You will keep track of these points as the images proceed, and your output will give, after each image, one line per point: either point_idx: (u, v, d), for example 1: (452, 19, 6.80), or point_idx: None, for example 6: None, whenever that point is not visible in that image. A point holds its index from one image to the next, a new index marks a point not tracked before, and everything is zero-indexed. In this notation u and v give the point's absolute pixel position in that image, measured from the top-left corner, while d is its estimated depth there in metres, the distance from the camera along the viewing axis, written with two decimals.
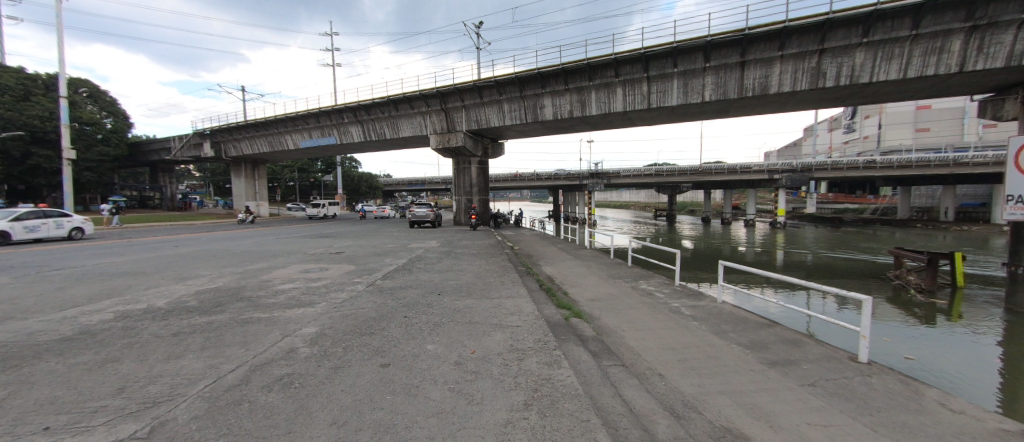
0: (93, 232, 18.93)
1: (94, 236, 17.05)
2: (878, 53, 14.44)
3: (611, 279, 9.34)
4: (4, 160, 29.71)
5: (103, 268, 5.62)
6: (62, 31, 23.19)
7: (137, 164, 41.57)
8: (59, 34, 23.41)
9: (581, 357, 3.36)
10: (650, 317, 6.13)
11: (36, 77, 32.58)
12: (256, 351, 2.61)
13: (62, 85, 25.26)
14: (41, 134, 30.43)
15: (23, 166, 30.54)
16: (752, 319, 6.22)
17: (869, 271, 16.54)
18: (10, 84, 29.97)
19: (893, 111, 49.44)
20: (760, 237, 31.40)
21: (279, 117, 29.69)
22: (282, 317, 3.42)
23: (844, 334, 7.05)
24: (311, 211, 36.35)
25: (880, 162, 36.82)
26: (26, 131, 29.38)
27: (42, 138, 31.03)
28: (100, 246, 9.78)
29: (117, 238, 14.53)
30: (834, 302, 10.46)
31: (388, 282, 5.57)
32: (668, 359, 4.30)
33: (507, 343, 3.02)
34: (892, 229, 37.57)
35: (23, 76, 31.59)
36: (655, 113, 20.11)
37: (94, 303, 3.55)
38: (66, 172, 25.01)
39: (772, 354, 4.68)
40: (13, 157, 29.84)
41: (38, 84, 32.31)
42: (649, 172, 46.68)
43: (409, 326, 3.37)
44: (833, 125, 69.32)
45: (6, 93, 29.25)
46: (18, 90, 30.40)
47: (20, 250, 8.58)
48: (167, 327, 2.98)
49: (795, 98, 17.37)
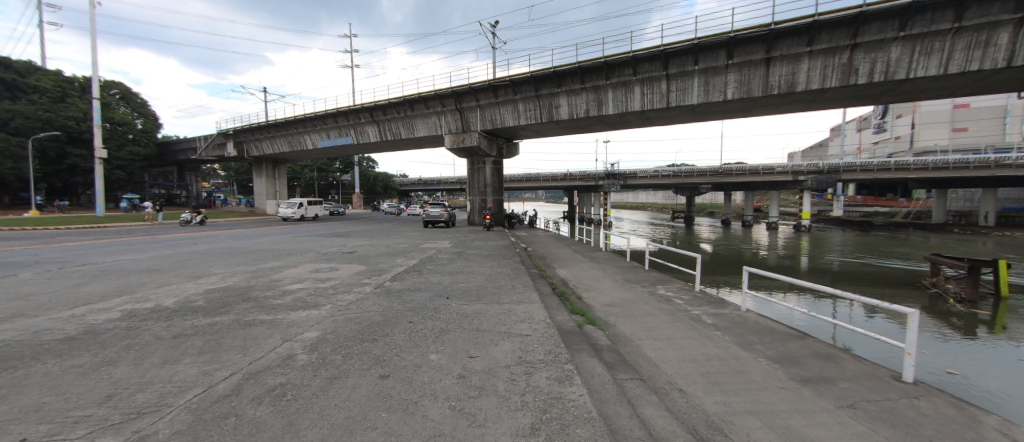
0: (123, 228, 19.93)
1: (125, 231, 18.07)
2: (916, 48, 13.51)
3: (627, 283, 8.97)
4: (43, 159, 31.65)
5: (122, 264, 5.77)
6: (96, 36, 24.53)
7: (165, 164, 43.56)
8: (93, 42, 24.81)
9: (596, 371, 3.11)
10: (670, 325, 5.79)
11: (74, 80, 34.69)
12: (254, 357, 2.50)
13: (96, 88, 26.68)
14: (77, 135, 32.30)
15: (60, 165, 32.42)
16: (779, 330, 5.80)
17: (905, 278, 15.46)
18: (50, 86, 32.07)
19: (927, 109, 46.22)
20: (784, 241, 29.97)
21: (299, 117, 30.50)
22: (286, 320, 3.33)
23: (873, 347, 6.52)
24: (285, 212, 29.51)
25: (914, 163, 34.80)
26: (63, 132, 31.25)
27: (77, 138, 32.86)
28: (125, 243, 10.21)
29: (142, 234, 15.21)
30: (862, 311, 9.80)
31: (397, 283, 5.46)
32: (690, 372, 3.99)
33: (516, 355, 2.81)
34: (927, 234, 35.45)
35: (62, 79, 33.71)
36: (674, 112, 19.41)
37: (105, 300, 3.57)
38: (99, 170, 26.36)
39: (804, 370, 4.30)
40: (50, 156, 31.70)
41: (75, 87, 34.39)
42: (666, 173, 45.64)
43: (413, 332, 3.21)
44: (863, 125, 65.88)
45: (45, 95, 31.34)
46: (56, 92, 32.41)
47: (52, 246, 9.08)
48: (169, 329, 2.93)
49: (825, 96, 16.41)
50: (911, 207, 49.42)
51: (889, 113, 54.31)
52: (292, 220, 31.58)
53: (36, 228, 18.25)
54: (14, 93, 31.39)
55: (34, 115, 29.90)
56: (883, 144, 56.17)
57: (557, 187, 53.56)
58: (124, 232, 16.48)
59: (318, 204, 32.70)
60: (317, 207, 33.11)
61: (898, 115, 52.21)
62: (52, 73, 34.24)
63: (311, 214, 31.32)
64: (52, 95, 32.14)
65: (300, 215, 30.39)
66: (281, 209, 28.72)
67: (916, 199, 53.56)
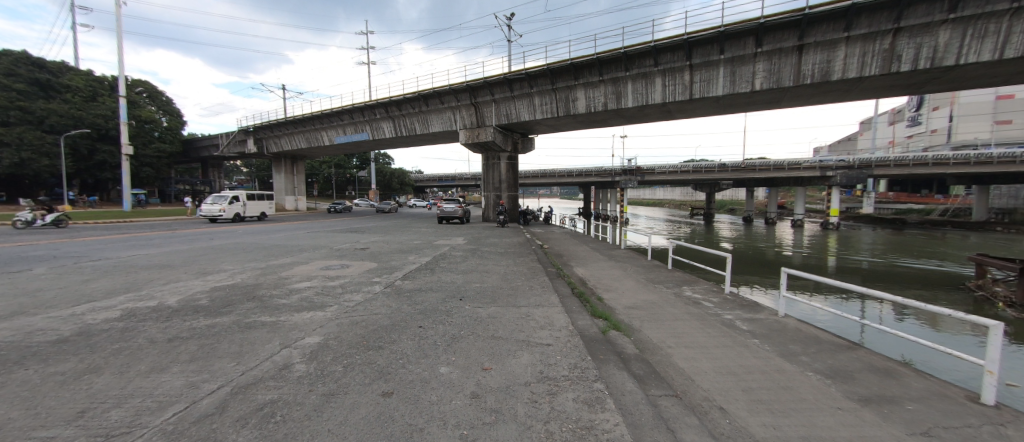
0: (146, 223, 20.57)
1: (145, 225, 18.62)
2: (968, 31, 12.24)
3: (650, 284, 8.49)
4: (75, 156, 33.34)
5: (137, 259, 5.79)
6: (121, 37, 25.56)
7: (190, 161, 45.33)
8: (119, 43, 25.81)
9: (626, 387, 2.73)
10: (701, 332, 5.30)
11: (103, 80, 36.72)
12: (245, 367, 2.25)
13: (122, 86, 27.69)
14: (105, 132, 34.27)
15: (90, 162, 34.11)
16: (824, 339, 5.22)
17: (950, 280, 14.20)
18: (81, 86, 34.05)
19: (966, 100, 42.82)
20: (810, 239, 28.44)
21: (316, 114, 30.98)
22: (288, 322, 3.10)
23: (927, 356, 5.70)
24: (208, 209, 21.26)
25: (954, 157, 32.31)
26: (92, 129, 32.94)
27: (105, 135, 34.61)
28: (142, 237, 10.44)
29: (163, 229, 15.71)
30: (891, 312, 9.02)
31: (407, 283, 5.19)
32: (729, 388, 3.54)
33: (536, 369, 2.47)
34: (967, 232, 33.02)
35: (93, 79, 35.73)
36: (697, 104, 18.42)
37: (110, 298, 3.48)
38: (125, 166, 27.25)
39: (861, 387, 3.76)
40: (82, 153, 33.36)
41: (104, 86, 36.39)
42: (685, 169, 44.12)
43: (423, 340, 2.90)
44: (896, 117, 61.66)
45: (76, 94, 33.40)
46: (88, 92, 34.26)
47: (76, 240, 9.42)
48: (165, 331, 2.75)
49: (862, 85, 15.19)
50: (949, 204, 46.02)
51: (925, 105, 50.80)
52: (223, 221, 23.32)
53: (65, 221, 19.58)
54: (49, 92, 33.13)
55: (66, 113, 31.61)
56: (918, 137, 52.59)
57: (572, 183, 52.86)
58: (145, 227, 17.03)
59: (266, 201, 25.16)
60: (263, 205, 25.22)
61: (934, 107, 48.75)
62: (82, 72, 36.25)
63: (251, 213, 23.44)
64: (84, 94, 33.95)
65: (234, 213, 22.33)
66: (204, 205, 20.40)
67: (954, 195, 50.09)
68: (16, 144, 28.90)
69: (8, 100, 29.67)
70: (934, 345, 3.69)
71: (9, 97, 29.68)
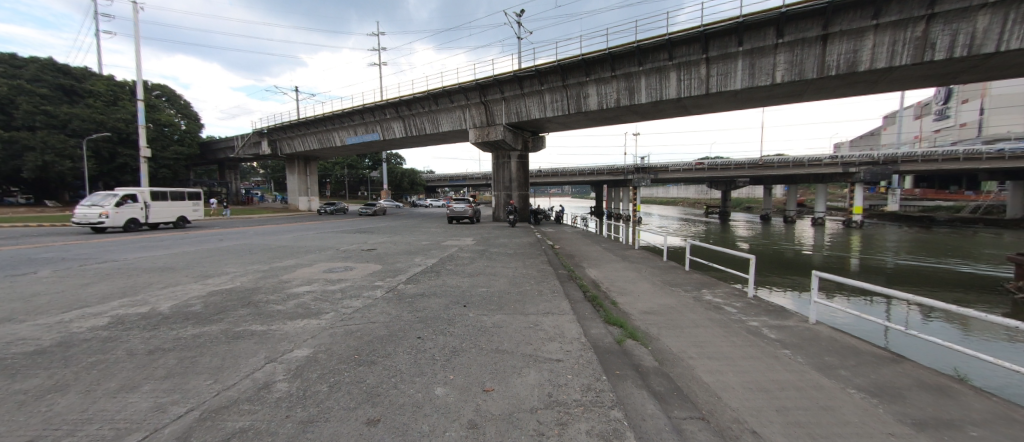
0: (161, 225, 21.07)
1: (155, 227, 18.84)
2: (1011, 16, 11.33)
3: (667, 287, 8.05)
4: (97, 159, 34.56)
5: (140, 261, 5.79)
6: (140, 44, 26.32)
7: (207, 162, 46.62)
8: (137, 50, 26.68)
9: (647, 410, 2.40)
10: (726, 341, 4.88)
11: (124, 85, 38.28)
12: (222, 387, 2.04)
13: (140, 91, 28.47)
14: (125, 135, 35.39)
15: (112, 165, 35.35)
16: (863, 350, 4.74)
17: (990, 282, 13.15)
18: (102, 91, 35.45)
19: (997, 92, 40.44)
20: (831, 238, 27.18)
21: (327, 115, 31.40)
22: (279, 332, 2.91)
23: (983, 369, 4.99)
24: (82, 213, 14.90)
25: (986, 152, 30.45)
26: (113, 132, 34.21)
27: (126, 139, 35.85)
28: (152, 239, 10.54)
29: (176, 230, 15.99)
30: (920, 314, 8.34)
31: (411, 287, 4.98)
32: (761, 407, 3.15)
33: (545, 391, 2.19)
34: (1003, 230, 31.02)
35: (114, 84, 37.32)
36: (713, 99, 17.67)
37: (102, 304, 3.39)
38: (144, 168, 27.97)
39: (913, 406, 3.31)
40: (104, 156, 34.58)
41: (125, 90, 37.93)
42: (699, 166, 42.83)
43: (420, 353, 2.67)
44: (923, 110, 58.69)
45: (98, 99, 34.88)
46: (108, 96, 35.72)
47: (86, 241, 9.53)
48: (148, 342, 2.59)
49: (891, 77, 14.24)
50: (981, 201, 43.35)
51: (952, 97, 48.15)
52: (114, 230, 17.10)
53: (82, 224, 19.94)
54: (73, 98, 34.66)
55: (88, 117, 32.91)
56: (945, 131, 49.71)
57: (584, 181, 52.16)
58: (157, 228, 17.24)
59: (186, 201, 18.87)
60: (182, 207, 19.11)
61: (964, 99, 46.19)
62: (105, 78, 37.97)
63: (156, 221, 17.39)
64: (105, 99, 35.41)
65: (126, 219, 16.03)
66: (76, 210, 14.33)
67: (985, 191, 47.37)
68: (40, 147, 30.53)
69: (34, 105, 31.34)
70: (1018, 367, 3.09)
71: (35, 102, 31.31)
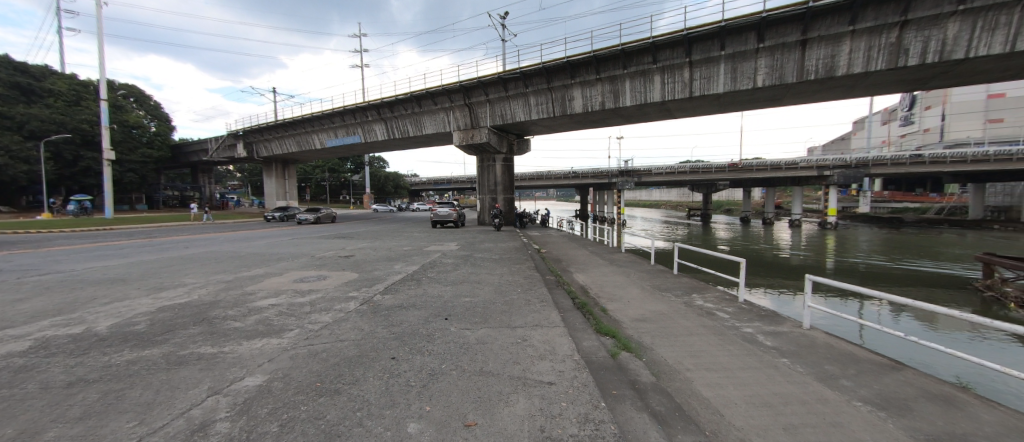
0: (120, 232, 19.88)
1: (111, 236, 17.79)
2: (977, 24, 11.69)
3: (657, 291, 7.88)
4: (60, 162, 33.61)
5: (86, 272, 5.29)
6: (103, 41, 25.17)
7: (180, 166, 44.94)
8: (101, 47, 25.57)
9: (649, 438, 2.14)
10: (722, 350, 4.69)
11: (89, 84, 36.97)
12: (148, 430, 1.68)
13: (103, 88, 26.53)
14: (89, 137, 34.45)
15: (75, 168, 34.42)
16: (862, 357, 4.60)
17: (959, 280, 13.53)
18: (65, 90, 34.22)
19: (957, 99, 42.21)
20: (807, 239, 27.80)
21: (307, 117, 30.67)
22: (232, 355, 2.54)
23: (977, 369, 4.91)
24: None
25: (950, 156, 31.61)
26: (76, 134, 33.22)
27: (89, 141, 34.95)
28: (102, 246, 9.84)
29: (134, 237, 15.15)
30: (890, 311, 8.57)
31: (387, 298, 4.59)
32: (767, 425, 2.92)
33: (536, 425, 1.90)
34: (965, 230, 32.22)
35: (77, 83, 36.00)
36: (697, 102, 17.82)
37: (30, 323, 2.99)
38: (107, 171, 26.46)
39: (922, 418, 3.13)
40: (66, 159, 33.68)
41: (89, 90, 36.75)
42: (682, 169, 43.26)
43: (393, 379, 2.33)
44: (890, 116, 61.11)
45: (58, 98, 33.68)
46: (70, 95, 34.52)
47: (25, 250, 8.82)
48: (71, 371, 2.21)
49: (864, 81, 14.61)
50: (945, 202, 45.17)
51: (917, 104, 50.35)
52: None
53: (41, 230, 19.70)
54: (31, 97, 32.96)
55: (48, 118, 31.63)
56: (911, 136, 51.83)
57: (569, 184, 52.23)
58: (116, 236, 16.38)
59: None
60: None
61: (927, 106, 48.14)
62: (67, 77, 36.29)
63: None
64: (66, 98, 34.31)
65: None
66: None
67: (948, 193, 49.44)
68: None
69: None
70: None
71: None
